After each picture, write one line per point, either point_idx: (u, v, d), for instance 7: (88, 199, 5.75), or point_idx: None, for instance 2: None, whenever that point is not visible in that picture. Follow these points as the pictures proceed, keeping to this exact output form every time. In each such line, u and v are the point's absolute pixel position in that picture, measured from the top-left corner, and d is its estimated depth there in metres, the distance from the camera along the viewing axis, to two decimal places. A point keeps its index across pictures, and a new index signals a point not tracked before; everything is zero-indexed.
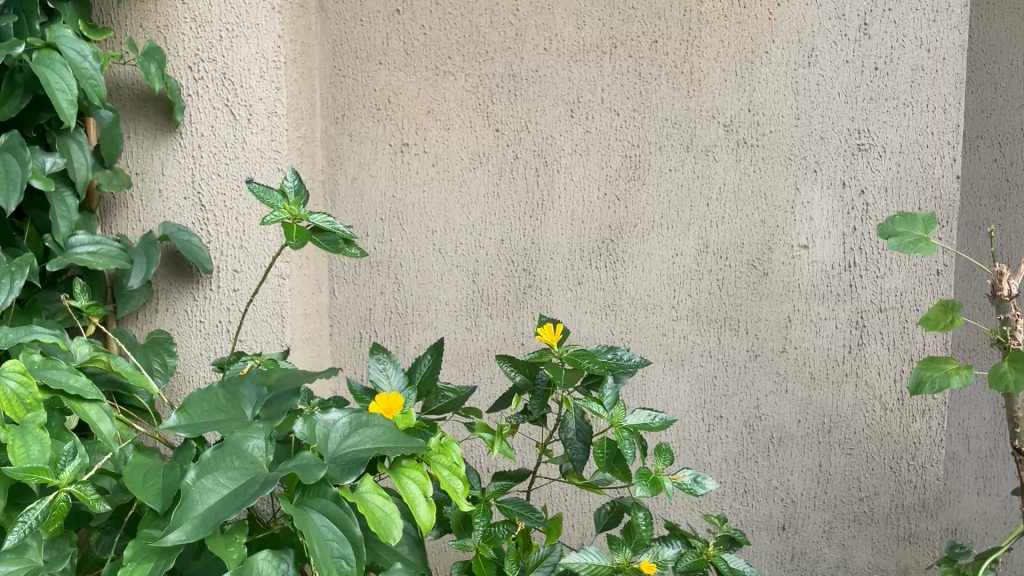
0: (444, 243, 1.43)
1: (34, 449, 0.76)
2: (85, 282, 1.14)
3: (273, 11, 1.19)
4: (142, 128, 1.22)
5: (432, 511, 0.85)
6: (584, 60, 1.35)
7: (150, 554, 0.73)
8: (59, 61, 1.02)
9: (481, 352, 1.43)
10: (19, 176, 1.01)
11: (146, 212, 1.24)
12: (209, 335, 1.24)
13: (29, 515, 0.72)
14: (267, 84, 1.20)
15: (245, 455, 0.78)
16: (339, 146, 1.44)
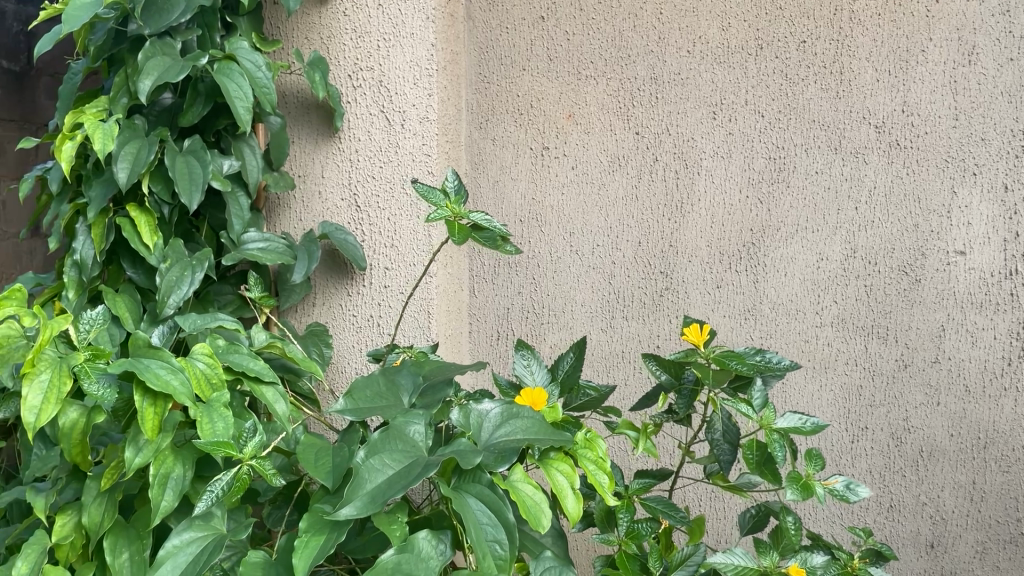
0: (582, 245, 1.45)
1: (219, 426, 0.82)
2: (256, 275, 1.23)
3: (428, 21, 1.24)
4: (305, 133, 1.30)
5: (579, 504, 0.87)
6: (729, 62, 1.34)
7: (323, 527, 0.79)
8: (237, 70, 1.11)
9: (616, 353, 1.44)
10: (200, 176, 1.10)
11: (306, 212, 1.32)
12: (361, 328, 1.31)
13: (216, 486, 0.80)
14: (420, 91, 1.25)
15: (407, 439, 0.84)
16: (482, 150, 1.49)
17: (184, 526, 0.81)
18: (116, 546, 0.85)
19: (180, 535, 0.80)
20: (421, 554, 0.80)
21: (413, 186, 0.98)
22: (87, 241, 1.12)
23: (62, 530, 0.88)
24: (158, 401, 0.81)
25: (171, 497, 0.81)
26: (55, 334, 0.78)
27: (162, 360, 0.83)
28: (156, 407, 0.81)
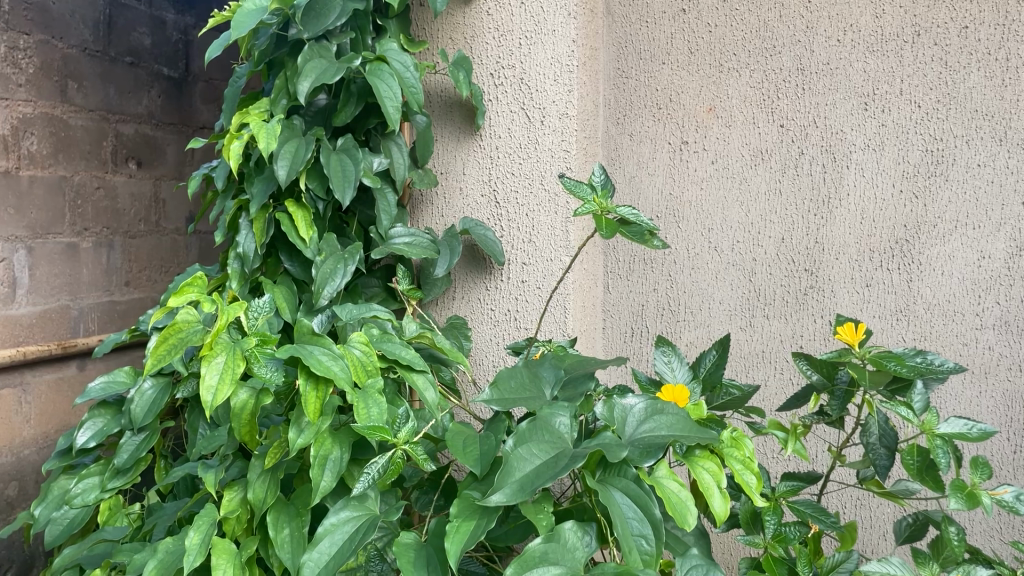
0: (721, 241, 1.42)
1: (374, 411, 0.86)
2: (404, 268, 1.27)
3: (569, 18, 1.24)
4: (448, 131, 1.34)
5: (726, 504, 0.85)
6: (882, 50, 1.28)
7: (471, 513, 0.81)
8: (387, 71, 1.15)
9: (755, 352, 1.40)
10: (352, 174, 1.15)
11: (448, 208, 1.36)
12: (499, 322, 1.33)
13: (372, 468, 0.83)
14: (560, 87, 1.26)
15: (553, 431, 0.85)
16: (619, 145, 1.49)
17: (342, 505, 0.85)
18: (277, 522, 0.91)
19: (338, 513, 0.85)
20: (568, 545, 0.80)
21: (560, 180, 0.99)
22: (249, 235, 1.18)
23: (229, 504, 0.94)
24: (319, 386, 0.86)
25: (329, 477, 0.86)
26: (230, 321, 0.84)
27: (324, 347, 0.88)
28: (318, 391, 0.85)
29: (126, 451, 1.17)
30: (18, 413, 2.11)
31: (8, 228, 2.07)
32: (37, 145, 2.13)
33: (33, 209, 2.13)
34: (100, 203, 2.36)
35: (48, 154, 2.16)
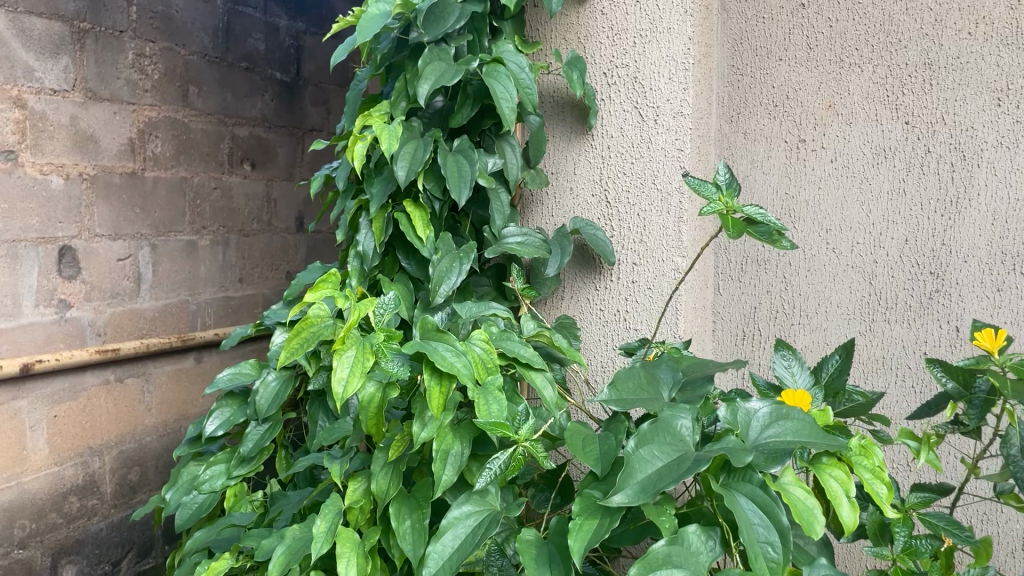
0: (840, 242, 1.37)
1: (494, 408, 0.87)
2: (520, 270, 1.29)
3: (686, 15, 1.22)
4: (560, 131, 1.35)
5: (856, 513, 0.83)
6: (1018, 42, 1.21)
7: (594, 512, 0.81)
8: (504, 73, 1.16)
9: (874, 358, 1.36)
10: (468, 174, 1.16)
11: (558, 208, 1.36)
12: (608, 323, 1.32)
13: (495, 463, 0.85)
14: (675, 85, 1.24)
15: (675, 433, 0.84)
16: (733, 144, 1.46)
17: (464, 499, 0.87)
18: (399, 513, 0.93)
19: (461, 507, 0.86)
20: (691, 548, 0.80)
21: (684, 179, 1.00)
22: (369, 234, 1.22)
23: (353, 495, 0.97)
24: (443, 381, 0.87)
25: (451, 471, 0.88)
26: (361, 316, 0.87)
27: (448, 344, 0.90)
28: (441, 386, 0.87)
29: (251, 440, 1.22)
30: (141, 400, 2.43)
31: (134, 226, 2.37)
32: (161, 147, 2.43)
33: (157, 208, 2.43)
34: (217, 203, 2.64)
35: (171, 155, 2.46)
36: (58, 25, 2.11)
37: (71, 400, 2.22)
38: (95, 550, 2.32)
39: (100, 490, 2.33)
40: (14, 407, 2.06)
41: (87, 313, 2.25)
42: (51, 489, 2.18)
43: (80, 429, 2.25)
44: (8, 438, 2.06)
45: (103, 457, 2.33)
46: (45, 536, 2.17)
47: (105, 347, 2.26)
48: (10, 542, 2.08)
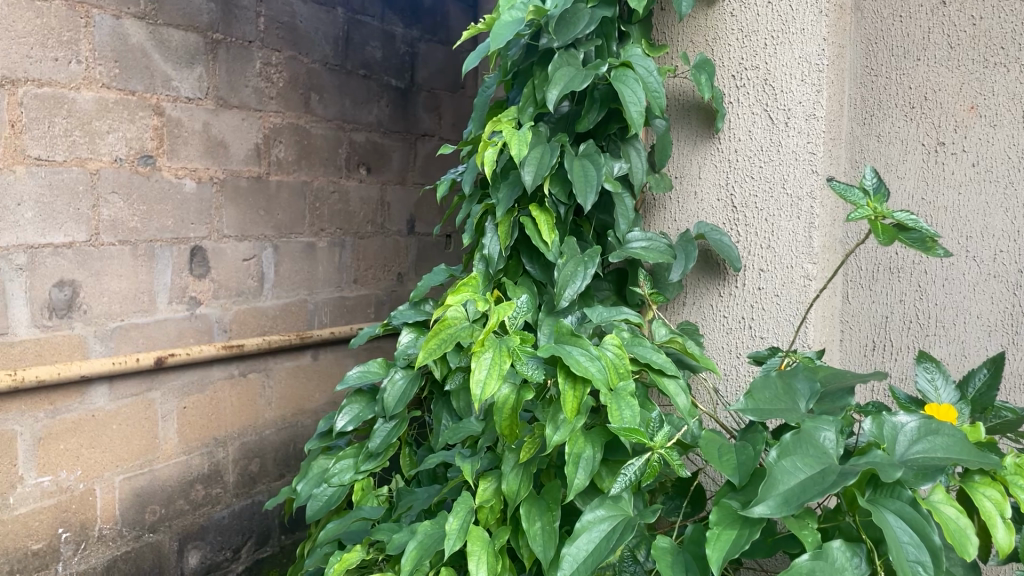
0: (981, 250, 1.30)
1: (627, 413, 0.87)
2: (646, 273, 1.25)
3: (821, 15, 1.19)
4: (684, 135, 1.33)
5: (1012, 535, 0.79)
6: None
7: (733, 522, 0.80)
8: (632, 77, 1.15)
9: (1018, 373, 1.28)
10: (595, 179, 1.16)
11: (681, 212, 1.35)
12: (732, 330, 1.29)
13: (630, 469, 0.85)
14: (807, 87, 1.19)
15: (819, 446, 0.81)
16: (865, 147, 1.41)
17: (598, 503, 0.87)
18: (530, 514, 0.94)
19: (594, 511, 0.86)
20: (836, 564, 0.78)
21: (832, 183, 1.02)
22: (494, 238, 1.24)
23: (484, 494, 0.98)
24: (577, 385, 0.88)
25: (583, 475, 0.88)
26: (501, 320, 0.88)
27: (582, 348, 0.90)
28: (575, 391, 0.87)
29: (378, 436, 1.26)
30: (262, 394, 2.54)
31: (259, 228, 2.48)
32: (284, 152, 2.53)
33: (280, 210, 2.54)
34: (335, 206, 2.73)
35: (293, 160, 2.56)
36: (193, 36, 2.23)
37: (199, 393, 2.34)
38: (218, 537, 2.43)
39: (223, 480, 2.44)
40: (148, 398, 2.21)
41: (215, 310, 2.38)
42: (179, 476, 2.30)
43: (206, 420, 2.37)
44: (142, 427, 2.20)
45: (226, 448, 2.44)
46: (173, 521, 2.30)
47: (231, 343, 2.38)
48: (142, 525, 2.22)
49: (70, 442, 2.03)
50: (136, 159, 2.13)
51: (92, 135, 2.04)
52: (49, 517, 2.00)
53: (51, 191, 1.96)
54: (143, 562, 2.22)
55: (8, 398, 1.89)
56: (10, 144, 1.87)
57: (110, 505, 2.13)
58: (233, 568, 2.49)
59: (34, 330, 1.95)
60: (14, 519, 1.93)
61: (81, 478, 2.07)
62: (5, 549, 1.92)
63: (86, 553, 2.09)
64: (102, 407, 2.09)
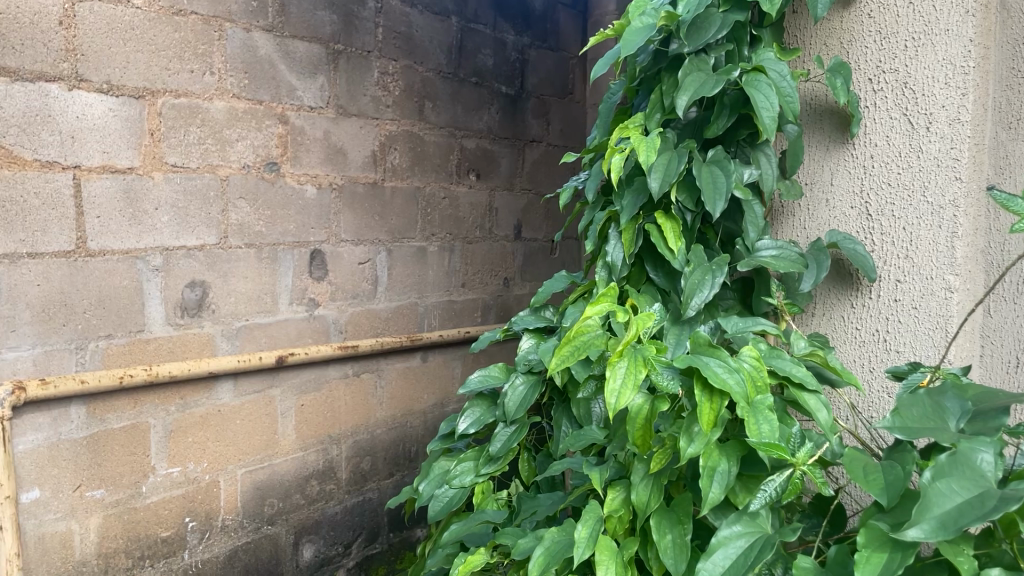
0: None
1: (765, 428, 0.85)
2: (779, 284, 1.23)
3: (967, 15, 1.12)
4: (816, 140, 1.30)
5: None
6: None
7: (882, 545, 0.78)
8: (765, 81, 1.12)
9: None
10: (724, 185, 1.13)
11: (811, 220, 1.31)
12: (864, 343, 1.24)
13: (770, 486, 0.83)
14: (952, 91, 1.13)
15: (976, 468, 0.77)
16: (1010, 153, 1.28)
17: (734, 519, 0.85)
18: (661, 526, 0.93)
19: (731, 527, 0.85)
20: None
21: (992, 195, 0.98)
22: (618, 245, 1.22)
23: (613, 503, 0.98)
24: (714, 397, 0.86)
25: (718, 489, 0.86)
26: (638, 330, 0.89)
27: (720, 359, 0.88)
28: (712, 403, 0.86)
29: (499, 440, 1.28)
30: (374, 394, 2.61)
31: (374, 232, 2.55)
32: (399, 159, 2.59)
33: (394, 216, 2.60)
34: (445, 212, 2.78)
35: (407, 166, 2.62)
36: (316, 47, 2.31)
37: (316, 391, 2.42)
38: (331, 531, 2.51)
39: (337, 476, 2.52)
40: (269, 395, 2.29)
41: (332, 311, 2.46)
42: (296, 472, 2.39)
43: (322, 418, 2.45)
44: (263, 423, 2.29)
45: (340, 446, 2.52)
46: (289, 514, 2.38)
47: (346, 344, 2.45)
48: (261, 517, 2.31)
49: (199, 435, 2.13)
50: (263, 165, 2.23)
51: (223, 143, 2.13)
52: (178, 506, 2.10)
53: (185, 197, 2.06)
54: (262, 553, 2.30)
55: (143, 392, 2.01)
56: (149, 151, 1.98)
57: (233, 496, 2.23)
58: (344, 563, 2.56)
59: (168, 328, 2.06)
60: (146, 507, 2.04)
61: (207, 470, 2.16)
62: (138, 535, 2.03)
63: (210, 542, 2.19)
64: (226, 403, 2.19)
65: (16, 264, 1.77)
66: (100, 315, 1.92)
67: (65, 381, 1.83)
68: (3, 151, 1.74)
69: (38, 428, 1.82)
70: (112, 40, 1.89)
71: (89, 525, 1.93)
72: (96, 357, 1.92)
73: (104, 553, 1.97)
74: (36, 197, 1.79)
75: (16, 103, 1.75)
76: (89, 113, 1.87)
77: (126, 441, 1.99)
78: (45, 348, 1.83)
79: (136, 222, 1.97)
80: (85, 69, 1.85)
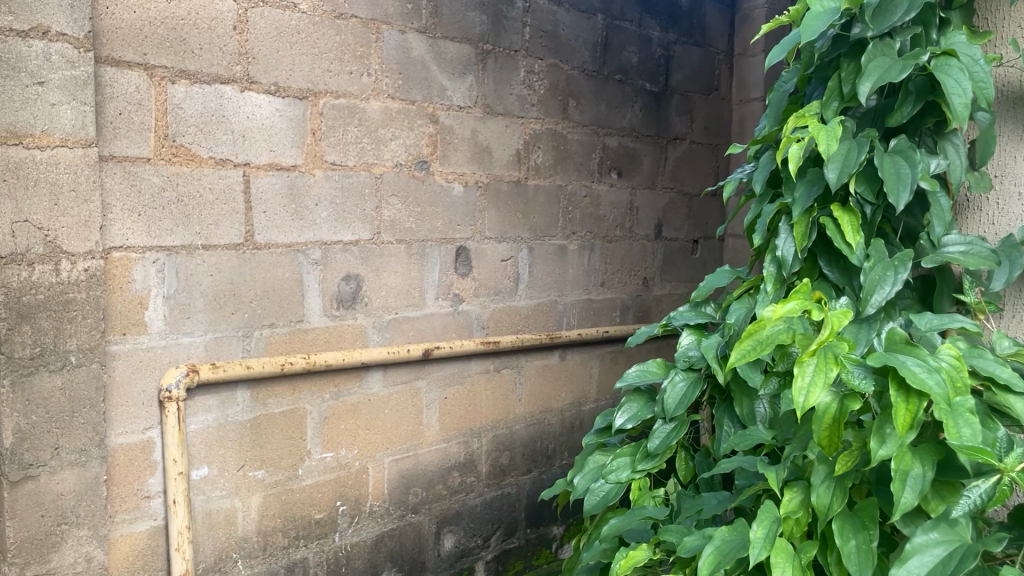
0: None
1: (966, 431, 0.81)
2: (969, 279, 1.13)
3: None
4: (1009, 129, 1.19)
5: None
6: None
7: None
8: (956, 65, 1.06)
9: None
10: (909, 177, 1.07)
11: (1002, 216, 1.21)
12: None
13: (974, 492, 0.81)
14: None
15: None
16: None
17: (931, 525, 0.83)
18: (843, 531, 0.91)
19: (927, 534, 0.83)
20: None
21: None
22: (789, 239, 1.18)
23: (790, 505, 0.96)
24: (911, 397, 0.84)
25: (911, 495, 0.83)
26: (832, 327, 0.91)
27: (919, 357, 0.86)
28: (909, 403, 0.83)
29: (658, 437, 1.26)
30: (513, 390, 2.63)
31: (517, 230, 2.57)
32: (542, 157, 2.61)
33: (537, 214, 2.62)
34: (587, 210, 2.77)
35: (550, 165, 2.63)
36: (466, 47, 2.36)
37: (459, 384, 2.47)
38: (471, 523, 2.55)
39: (477, 469, 2.56)
40: (415, 386, 2.36)
41: (476, 307, 2.50)
42: (439, 463, 2.44)
43: (465, 412, 2.50)
44: (410, 413, 2.35)
45: (481, 439, 2.56)
46: (432, 504, 2.44)
47: (489, 339, 2.49)
48: (406, 506, 2.37)
49: (350, 423, 2.22)
50: (414, 164, 2.29)
51: (378, 142, 2.21)
52: (329, 490, 2.19)
53: (342, 193, 2.14)
54: (406, 540, 2.37)
55: (301, 379, 2.10)
56: (311, 150, 2.08)
57: (380, 483, 2.30)
58: (483, 555, 2.60)
59: (325, 319, 2.15)
60: (301, 489, 2.14)
61: (358, 456, 2.25)
62: (295, 516, 2.13)
63: (359, 526, 2.27)
64: (376, 392, 2.26)
65: (192, 255, 1.89)
66: (264, 304, 2.03)
67: (233, 365, 1.94)
68: (183, 149, 1.86)
69: (208, 409, 1.94)
70: (280, 44, 2.00)
71: (251, 504, 2.04)
72: (261, 345, 2.03)
73: (264, 531, 2.07)
74: (211, 192, 1.91)
75: (195, 104, 1.87)
76: (259, 113, 1.97)
77: (285, 425, 2.09)
78: (216, 335, 1.95)
79: (298, 217, 2.07)
80: (256, 71, 1.96)
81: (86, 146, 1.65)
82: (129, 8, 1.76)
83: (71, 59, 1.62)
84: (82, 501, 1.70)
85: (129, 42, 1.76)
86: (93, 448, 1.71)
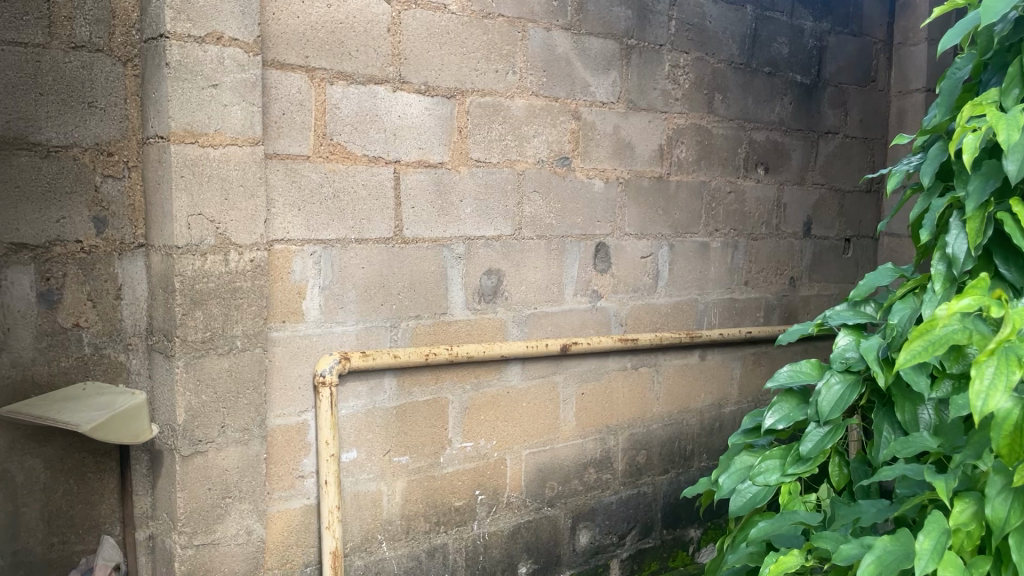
0: None
1: None
2: None
3: None
4: None
5: None
6: None
7: None
8: None
9: None
10: None
11: None
12: None
13: None
14: None
15: None
16: None
17: None
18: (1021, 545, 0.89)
19: None
20: None
21: None
22: (961, 236, 1.11)
23: (961, 517, 0.93)
24: None
25: None
26: (1014, 327, 0.86)
27: None
28: None
29: (811, 440, 1.21)
30: (651, 389, 2.61)
31: (658, 226, 2.54)
32: (685, 153, 2.57)
33: (678, 210, 2.58)
34: (731, 207, 2.70)
35: (694, 160, 2.59)
36: (611, 43, 2.36)
37: (596, 380, 2.47)
38: (606, 520, 2.54)
39: (614, 466, 2.55)
40: (553, 380, 2.37)
41: (614, 304, 2.49)
42: (576, 458, 2.45)
43: (602, 408, 2.50)
44: (547, 407, 2.38)
45: (617, 437, 2.55)
46: (568, 499, 2.45)
47: (627, 336, 2.47)
48: (542, 499, 2.39)
49: (489, 415, 2.26)
50: (556, 160, 2.31)
51: (521, 138, 2.24)
52: (469, 479, 2.24)
53: (486, 190, 2.19)
54: (542, 533, 2.39)
55: (444, 369, 2.16)
56: (457, 147, 2.13)
57: (517, 475, 2.34)
58: (618, 553, 2.58)
59: (467, 312, 2.20)
60: (442, 477, 2.20)
61: (496, 448, 2.29)
62: (436, 502, 2.19)
63: (496, 516, 2.31)
64: (515, 385, 2.30)
65: (346, 248, 1.98)
66: (411, 296, 2.10)
67: (381, 354, 2.02)
68: (339, 147, 1.95)
69: (358, 395, 2.03)
70: (431, 45, 2.06)
71: (395, 488, 2.11)
72: (407, 335, 2.10)
73: (407, 514, 2.14)
74: (364, 188, 1.99)
75: (351, 104, 1.96)
76: (409, 112, 2.04)
77: (428, 414, 2.15)
78: (366, 325, 2.03)
79: (444, 213, 2.13)
80: (407, 71, 2.03)
81: (253, 144, 1.77)
82: (294, 14, 1.86)
83: (242, 63, 1.73)
84: (244, 476, 1.81)
85: (292, 46, 1.86)
86: (255, 427, 1.83)
